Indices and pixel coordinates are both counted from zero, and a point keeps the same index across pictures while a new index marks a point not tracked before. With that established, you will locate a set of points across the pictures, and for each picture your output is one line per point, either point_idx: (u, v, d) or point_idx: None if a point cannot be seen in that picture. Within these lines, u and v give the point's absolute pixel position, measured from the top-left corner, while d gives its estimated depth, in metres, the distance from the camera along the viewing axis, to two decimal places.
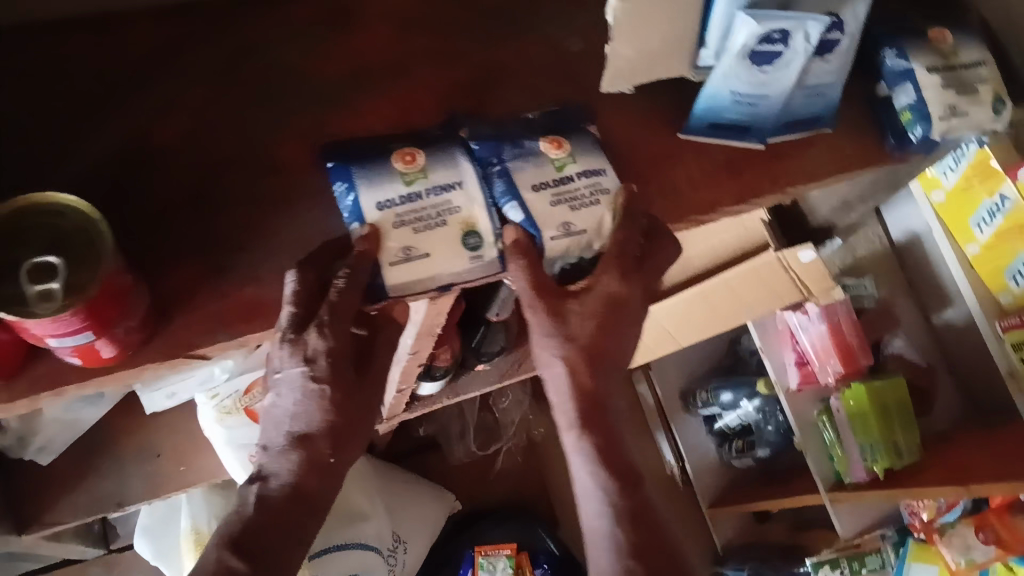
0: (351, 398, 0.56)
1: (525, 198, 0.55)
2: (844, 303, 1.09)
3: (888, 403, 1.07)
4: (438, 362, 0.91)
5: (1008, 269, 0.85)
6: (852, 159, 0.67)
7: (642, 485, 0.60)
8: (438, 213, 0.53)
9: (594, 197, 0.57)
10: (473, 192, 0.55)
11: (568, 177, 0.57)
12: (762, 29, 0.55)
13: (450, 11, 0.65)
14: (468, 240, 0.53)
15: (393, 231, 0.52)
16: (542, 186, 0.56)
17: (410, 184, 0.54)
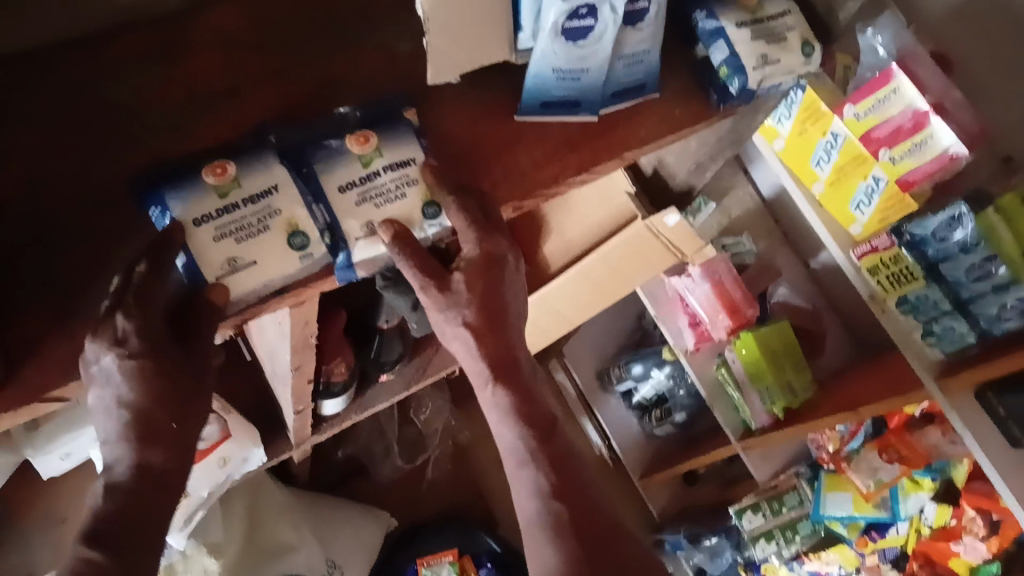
0: (178, 367, 0.56)
1: (332, 201, 0.57)
2: (724, 261, 1.14)
3: (776, 348, 1.12)
4: (335, 376, 0.92)
5: (853, 200, 0.91)
6: (682, 119, 0.71)
7: (556, 422, 0.68)
8: (259, 219, 0.55)
9: (401, 189, 0.59)
10: (291, 191, 0.56)
11: (374, 173, 0.59)
12: (568, 5, 0.58)
13: (275, 24, 0.66)
14: (294, 240, 0.55)
15: (215, 244, 0.54)
16: (348, 186, 0.58)
17: (225, 197, 0.55)
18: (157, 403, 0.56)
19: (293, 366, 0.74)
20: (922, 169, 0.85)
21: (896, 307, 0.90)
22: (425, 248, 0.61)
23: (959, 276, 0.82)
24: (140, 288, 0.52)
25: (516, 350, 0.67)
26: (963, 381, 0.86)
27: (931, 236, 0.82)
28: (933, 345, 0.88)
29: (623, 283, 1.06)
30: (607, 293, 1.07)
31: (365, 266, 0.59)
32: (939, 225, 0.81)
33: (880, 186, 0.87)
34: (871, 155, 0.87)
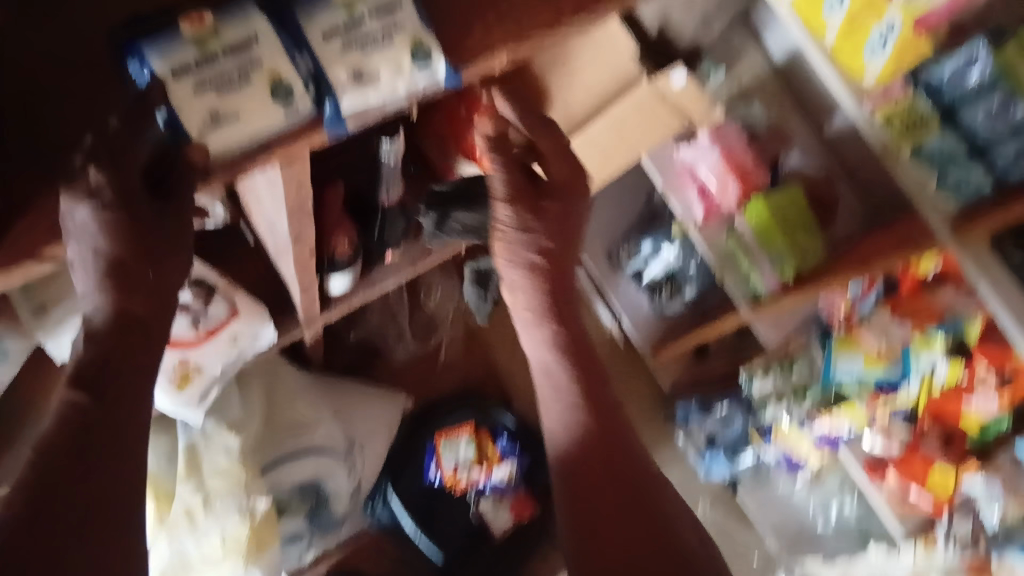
0: (154, 219, 0.54)
1: (317, 51, 0.53)
2: (734, 127, 1.13)
3: (788, 211, 1.11)
4: (339, 253, 0.91)
5: (867, 44, 0.87)
6: None
7: (586, 334, 0.77)
8: (239, 69, 0.50)
9: (389, 35, 0.54)
10: (272, 40, 0.51)
11: (360, 17, 0.54)
12: None
13: None
14: (278, 92, 0.51)
15: (194, 99, 0.49)
16: (331, 33, 0.53)
17: (201, 45, 0.50)
18: (130, 249, 0.54)
19: (291, 234, 0.73)
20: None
21: (911, 162, 0.87)
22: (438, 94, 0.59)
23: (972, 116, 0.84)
24: (111, 140, 0.49)
25: (567, 258, 0.76)
26: (980, 231, 0.85)
27: (947, 79, 0.85)
28: (947, 197, 0.86)
29: (628, 143, 1.01)
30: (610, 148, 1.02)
31: (355, 117, 0.55)
32: (952, 67, 0.84)
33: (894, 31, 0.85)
34: None
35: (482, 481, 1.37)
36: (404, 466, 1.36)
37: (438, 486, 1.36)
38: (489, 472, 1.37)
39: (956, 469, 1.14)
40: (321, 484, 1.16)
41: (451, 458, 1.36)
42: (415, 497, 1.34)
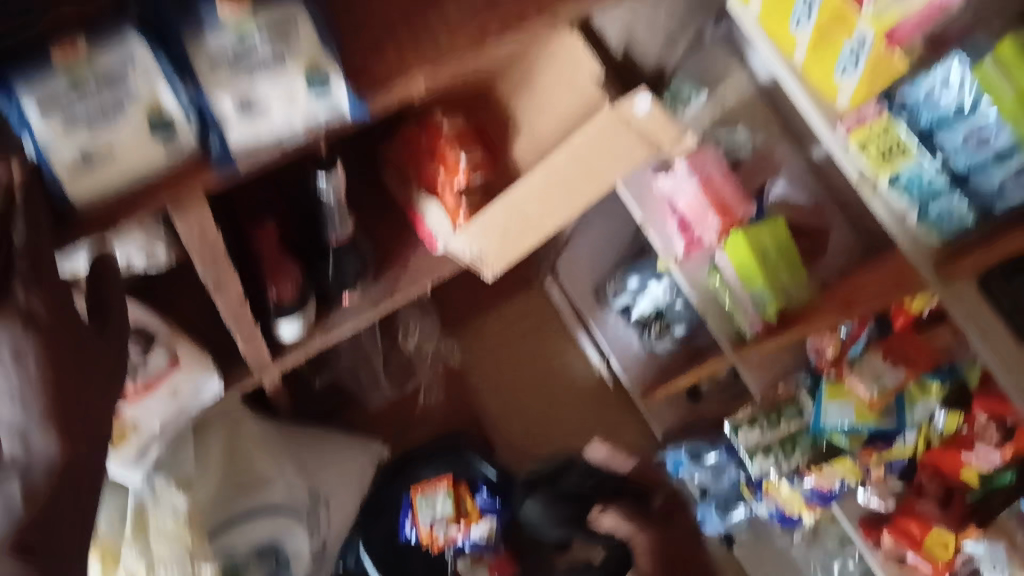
0: (45, 318, 0.50)
1: (205, 79, 0.49)
2: (711, 157, 1.08)
3: (767, 247, 1.03)
4: (284, 296, 0.84)
5: (836, 65, 0.73)
6: None
7: None
8: (115, 99, 0.47)
9: (280, 65, 0.50)
10: (154, 68, 0.48)
11: (249, 48, 0.49)
12: None
13: None
14: (156, 125, 0.49)
15: (64, 140, 0.47)
16: (222, 61, 0.49)
17: (78, 78, 0.47)
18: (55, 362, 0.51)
19: (210, 282, 0.67)
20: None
21: (915, 222, 0.76)
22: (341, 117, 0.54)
23: (970, 162, 0.69)
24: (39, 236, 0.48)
25: None
26: (962, 268, 0.74)
27: (929, 99, 0.69)
28: (931, 229, 0.76)
29: (594, 178, 0.94)
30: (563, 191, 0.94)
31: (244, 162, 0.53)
32: (934, 84, 0.68)
33: (865, 46, 0.70)
34: (854, 8, 0.68)
35: (460, 537, 1.27)
36: (380, 513, 1.29)
37: (414, 542, 1.28)
38: (468, 528, 1.27)
39: (954, 534, 1.03)
40: (280, 546, 1.08)
41: (429, 514, 1.25)
42: (388, 550, 1.28)
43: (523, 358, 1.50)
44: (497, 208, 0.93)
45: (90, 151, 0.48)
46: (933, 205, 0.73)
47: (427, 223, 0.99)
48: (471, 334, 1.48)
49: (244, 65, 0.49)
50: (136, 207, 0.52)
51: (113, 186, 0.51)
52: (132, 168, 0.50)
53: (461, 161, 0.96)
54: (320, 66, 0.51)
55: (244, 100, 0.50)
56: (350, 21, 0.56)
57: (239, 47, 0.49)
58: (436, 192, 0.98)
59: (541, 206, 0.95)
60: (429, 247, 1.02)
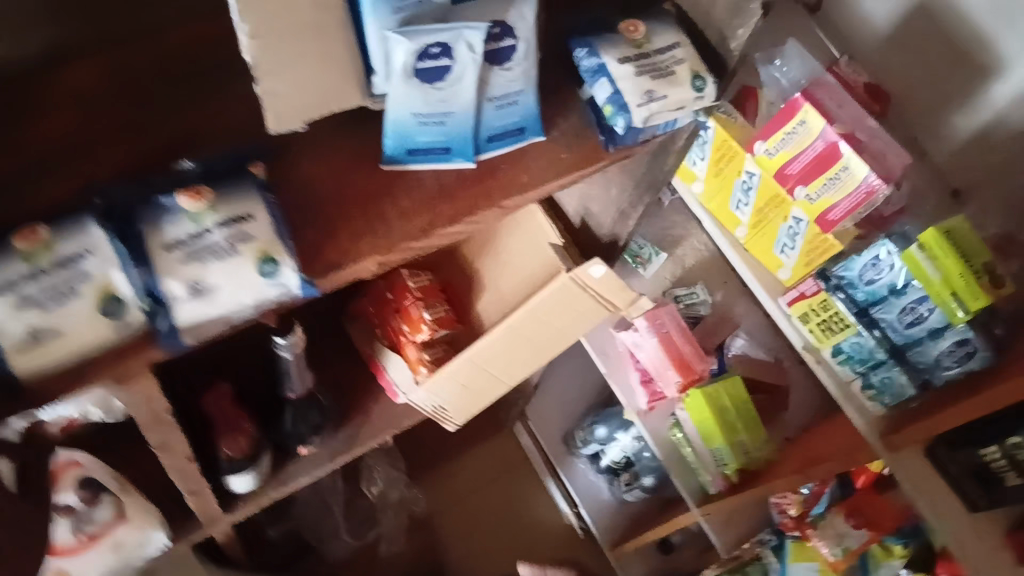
0: None
1: (155, 262, 0.52)
2: (671, 314, 1.10)
3: (726, 405, 1.03)
4: (232, 452, 0.83)
5: (775, 243, 0.78)
6: (570, 161, 0.65)
7: None
8: (68, 283, 0.50)
9: (233, 247, 0.53)
10: (109, 253, 0.51)
11: (202, 231, 0.53)
12: (415, 44, 0.54)
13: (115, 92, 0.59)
14: (106, 307, 0.51)
15: (14, 318, 0.48)
16: (175, 245, 0.52)
17: (32, 261, 0.49)
18: None
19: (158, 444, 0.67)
20: (814, 151, 0.69)
21: (861, 391, 0.78)
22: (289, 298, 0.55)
23: (905, 338, 0.72)
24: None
25: None
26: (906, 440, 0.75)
27: (861, 278, 0.72)
28: (874, 398, 0.78)
29: (553, 336, 0.97)
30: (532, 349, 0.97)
31: (192, 341, 0.53)
32: (867, 264, 0.71)
33: (801, 227, 0.74)
34: (788, 193, 0.73)
35: None
36: None
37: None
38: None
39: None
40: None
41: None
42: None
43: (491, 505, 1.45)
44: (457, 364, 0.94)
45: (38, 330, 0.49)
46: (875, 374, 0.75)
47: (389, 375, 1.01)
48: (438, 480, 1.46)
49: (198, 253, 0.52)
50: (81, 381, 0.52)
51: (58, 364, 0.51)
52: (79, 346, 0.51)
53: (424, 316, 0.98)
54: (272, 252, 0.53)
55: (195, 283, 0.52)
56: (307, 204, 0.59)
57: (194, 236, 0.53)
58: (400, 346, 0.99)
59: (502, 363, 0.97)
60: (391, 397, 1.03)
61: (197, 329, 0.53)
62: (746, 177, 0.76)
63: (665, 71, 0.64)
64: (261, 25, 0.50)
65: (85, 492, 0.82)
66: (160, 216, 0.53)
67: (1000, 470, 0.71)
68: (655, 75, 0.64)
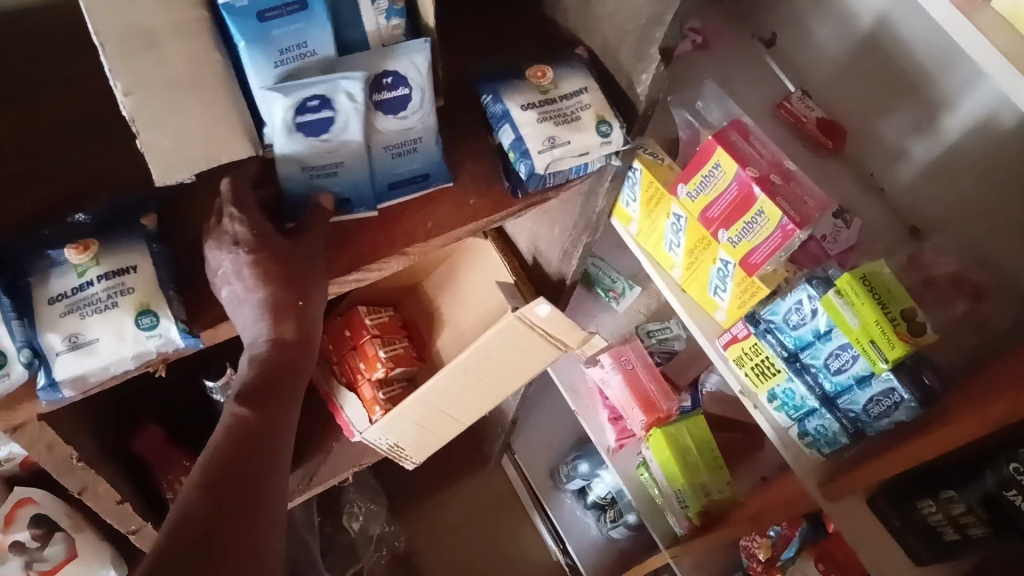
0: None
1: (38, 314, 0.53)
2: (637, 352, 1.07)
3: (689, 445, 0.99)
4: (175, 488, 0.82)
5: (709, 285, 0.76)
6: (477, 207, 0.66)
7: None
8: None
9: (113, 299, 0.53)
10: None
11: (85, 285, 0.54)
12: (291, 99, 0.55)
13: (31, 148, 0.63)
14: None
15: None
16: (58, 297, 0.54)
17: None
18: None
19: (77, 487, 0.68)
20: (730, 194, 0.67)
21: (799, 438, 0.75)
22: (180, 351, 0.56)
23: (834, 384, 0.69)
24: None
25: None
26: (844, 490, 0.72)
27: (788, 323, 0.70)
28: (812, 446, 0.74)
29: (504, 375, 0.96)
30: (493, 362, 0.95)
31: (80, 391, 0.54)
32: (792, 309, 0.69)
33: (729, 269, 0.72)
34: (712, 236, 0.71)
35: None
36: None
37: None
38: None
39: None
40: None
41: None
42: None
43: (479, 541, 1.44)
44: (408, 403, 0.94)
45: None
46: (810, 421, 0.73)
47: (346, 414, 1.00)
48: (425, 514, 1.44)
49: (78, 305, 0.53)
50: None
51: None
52: None
53: (379, 354, 0.98)
54: (150, 305, 0.54)
55: (73, 336, 0.53)
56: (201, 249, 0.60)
57: (77, 289, 0.54)
58: (355, 384, 0.99)
59: (452, 400, 0.97)
60: (346, 435, 1.03)
61: (76, 380, 0.53)
62: (674, 217, 0.74)
63: (571, 118, 0.64)
64: (135, 81, 0.52)
65: (38, 530, 0.85)
66: (48, 270, 0.55)
67: (938, 524, 0.68)
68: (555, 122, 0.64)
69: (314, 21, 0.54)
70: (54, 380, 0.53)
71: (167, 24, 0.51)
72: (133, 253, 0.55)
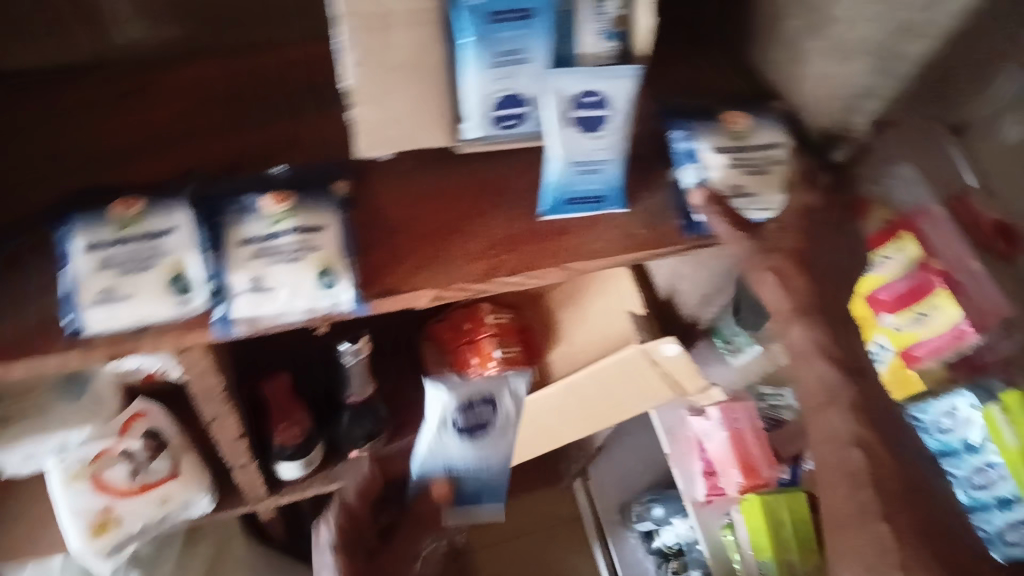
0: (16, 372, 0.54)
1: (228, 252, 0.56)
2: (748, 413, 1.05)
3: (785, 519, 0.98)
4: (282, 437, 0.87)
5: None
6: (647, 238, 0.65)
7: None
8: (148, 256, 0.55)
9: (298, 253, 0.56)
10: (189, 237, 0.56)
11: (274, 235, 0.57)
12: (494, 82, 0.56)
13: (241, 94, 0.67)
14: (174, 284, 0.55)
15: (95, 274, 0.54)
16: (248, 241, 0.57)
17: (121, 230, 0.55)
18: None
19: (208, 416, 0.72)
20: (908, 281, 0.69)
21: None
22: (341, 314, 0.59)
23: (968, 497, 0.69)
24: (40, 330, 0.55)
25: None
26: None
27: (933, 425, 0.72)
28: None
29: (614, 405, 0.96)
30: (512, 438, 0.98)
31: (249, 329, 0.57)
32: (944, 413, 0.71)
33: (885, 355, 0.74)
34: (876, 317, 0.72)
35: None
36: None
37: None
38: None
39: None
40: None
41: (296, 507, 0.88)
42: None
43: (536, 555, 1.42)
44: (515, 408, 0.94)
45: (112, 290, 0.54)
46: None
47: None
48: (490, 516, 1.44)
49: (266, 252, 0.56)
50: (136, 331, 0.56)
51: (123, 326, 0.55)
52: (143, 315, 0.55)
53: (494, 353, 0.93)
54: (331, 266, 0.57)
55: (256, 280, 0.56)
56: (379, 223, 0.62)
57: (267, 237, 0.57)
58: (464, 376, 0.96)
59: (558, 417, 0.97)
60: None
61: (250, 321, 0.57)
62: None
63: (760, 170, 0.64)
64: (366, 55, 0.53)
65: (148, 442, 0.89)
66: (243, 211, 0.58)
67: None
68: (739, 179, 0.64)
69: (539, 29, 0.54)
70: (230, 317, 0.56)
71: (404, 7, 0.52)
72: (319, 212, 0.58)
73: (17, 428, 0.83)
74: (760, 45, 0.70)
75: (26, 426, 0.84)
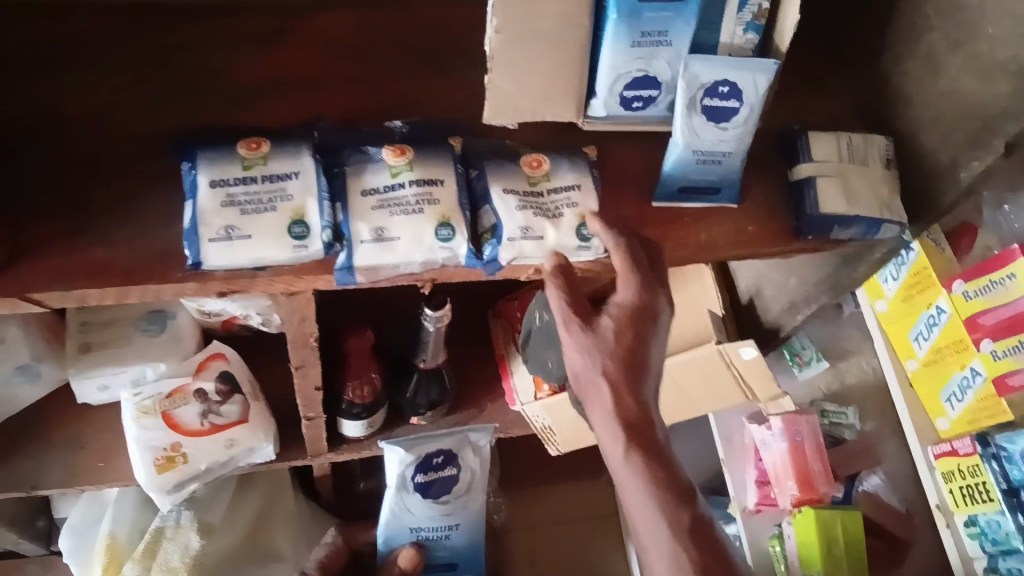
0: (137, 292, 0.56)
1: (351, 202, 0.58)
2: (812, 426, 1.04)
3: (838, 535, 0.95)
4: (355, 394, 0.89)
5: (944, 390, 0.74)
6: (754, 235, 0.65)
7: None
8: (270, 198, 0.57)
9: (419, 206, 0.58)
10: (311, 183, 0.57)
11: (397, 189, 0.58)
12: (629, 60, 0.57)
13: (367, 52, 0.68)
14: (294, 228, 0.56)
15: (221, 209, 0.56)
16: (370, 192, 0.58)
17: (247, 169, 0.57)
18: None
19: (294, 362, 0.73)
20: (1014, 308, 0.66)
21: (984, 573, 0.72)
22: (456, 271, 0.60)
23: None
24: (166, 256, 0.57)
25: None
26: None
27: (1021, 457, 0.67)
28: None
29: (686, 402, 0.95)
30: (477, 497, 1.02)
31: (367, 279, 0.58)
32: None
33: (976, 381, 0.71)
34: (973, 343, 0.70)
35: None
36: None
37: None
38: None
39: None
40: None
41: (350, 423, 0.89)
42: None
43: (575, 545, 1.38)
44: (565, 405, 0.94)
45: (233, 228, 0.55)
46: (1004, 560, 0.70)
47: (512, 382, 0.99)
48: (531, 500, 1.41)
49: (389, 205, 0.58)
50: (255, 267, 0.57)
51: (241, 264, 0.56)
52: (260, 255, 0.56)
53: None
54: (450, 219, 0.58)
55: (379, 230, 0.57)
56: None
57: (389, 189, 0.58)
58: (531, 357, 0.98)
59: None
60: (507, 401, 1.00)
61: (370, 271, 0.57)
62: (934, 314, 0.73)
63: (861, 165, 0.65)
64: (508, 22, 0.54)
65: (223, 385, 0.88)
66: (369, 163, 0.59)
67: None
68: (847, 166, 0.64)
69: (684, 13, 0.54)
70: (353, 265, 0.57)
71: None
72: (441, 171, 0.59)
73: (98, 354, 0.84)
74: (888, 56, 0.69)
75: (108, 352, 0.84)
